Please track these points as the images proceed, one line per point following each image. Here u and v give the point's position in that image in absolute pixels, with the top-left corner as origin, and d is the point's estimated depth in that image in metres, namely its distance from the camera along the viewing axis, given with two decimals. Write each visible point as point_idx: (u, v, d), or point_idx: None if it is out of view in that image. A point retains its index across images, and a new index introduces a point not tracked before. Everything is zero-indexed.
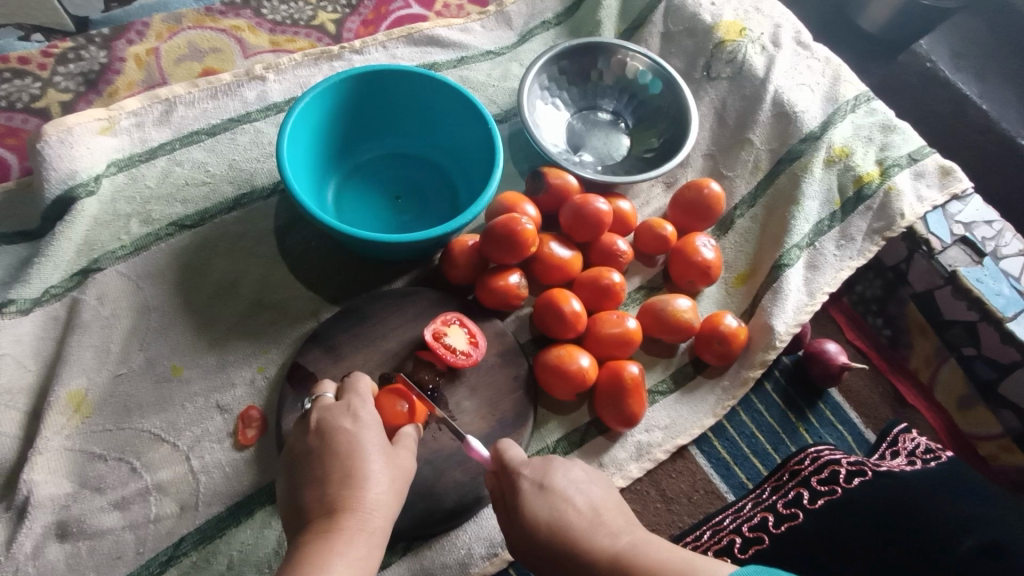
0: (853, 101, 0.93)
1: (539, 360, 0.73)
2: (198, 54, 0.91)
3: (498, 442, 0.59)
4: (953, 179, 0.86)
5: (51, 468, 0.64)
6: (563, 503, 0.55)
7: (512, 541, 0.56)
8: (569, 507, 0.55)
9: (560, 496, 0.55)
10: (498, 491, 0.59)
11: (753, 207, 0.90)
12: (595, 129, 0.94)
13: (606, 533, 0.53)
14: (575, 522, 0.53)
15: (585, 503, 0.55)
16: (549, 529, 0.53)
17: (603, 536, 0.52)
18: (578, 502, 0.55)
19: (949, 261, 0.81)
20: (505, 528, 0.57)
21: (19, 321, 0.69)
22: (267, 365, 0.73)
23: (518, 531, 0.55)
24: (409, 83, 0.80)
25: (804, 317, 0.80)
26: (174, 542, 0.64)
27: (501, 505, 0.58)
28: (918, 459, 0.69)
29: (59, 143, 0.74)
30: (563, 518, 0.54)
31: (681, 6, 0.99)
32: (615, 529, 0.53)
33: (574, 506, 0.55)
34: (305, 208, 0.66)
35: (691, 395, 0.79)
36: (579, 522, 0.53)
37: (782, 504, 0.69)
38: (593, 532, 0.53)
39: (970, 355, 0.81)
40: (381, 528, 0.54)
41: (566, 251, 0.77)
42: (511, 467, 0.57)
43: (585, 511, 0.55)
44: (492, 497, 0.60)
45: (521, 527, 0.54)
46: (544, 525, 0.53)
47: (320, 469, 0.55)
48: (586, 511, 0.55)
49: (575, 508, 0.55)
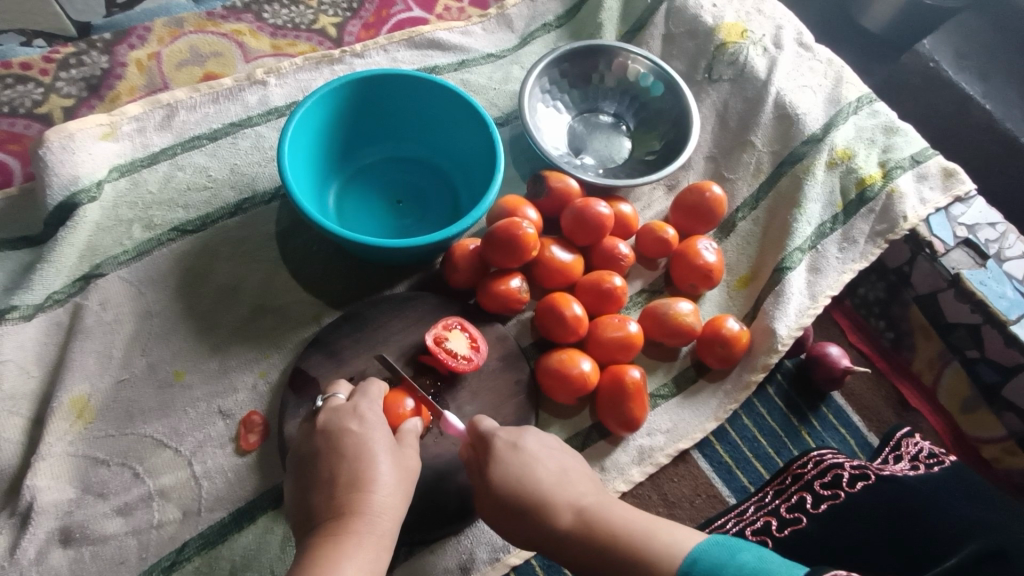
0: (856, 103, 0.92)
1: (540, 365, 0.73)
2: (199, 58, 0.91)
3: (474, 417, 0.63)
4: (955, 181, 0.86)
5: (54, 474, 0.64)
6: (532, 463, 0.59)
7: (480, 495, 0.60)
8: (537, 467, 0.59)
9: (529, 457, 0.59)
10: (472, 455, 0.62)
11: (755, 209, 0.89)
12: (596, 132, 0.94)
13: (572, 490, 0.58)
14: (542, 479, 0.58)
15: (554, 465, 0.60)
16: (517, 485, 0.58)
17: (569, 492, 0.58)
18: (547, 465, 0.59)
19: (952, 264, 0.80)
20: (474, 485, 0.61)
21: (22, 327, 0.69)
22: (269, 370, 0.73)
23: (487, 487, 0.59)
24: (409, 87, 0.80)
25: (806, 320, 0.80)
26: (177, 547, 0.64)
27: (475, 466, 0.61)
28: (921, 464, 0.68)
29: (61, 149, 0.74)
30: (531, 475, 0.58)
31: (683, 8, 0.98)
32: (581, 488, 0.58)
33: (542, 466, 0.59)
34: (306, 214, 0.66)
35: (693, 399, 0.79)
36: (546, 479, 0.58)
37: (785, 508, 0.67)
38: (559, 490, 0.58)
39: (973, 358, 0.80)
40: (390, 530, 0.54)
41: (567, 255, 0.77)
42: (485, 432, 0.60)
43: (553, 471, 0.59)
44: (465, 461, 0.64)
45: (490, 483, 0.59)
46: (514, 481, 0.58)
47: (328, 472, 0.56)
48: (554, 470, 0.59)
49: (543, 468, 0.59)
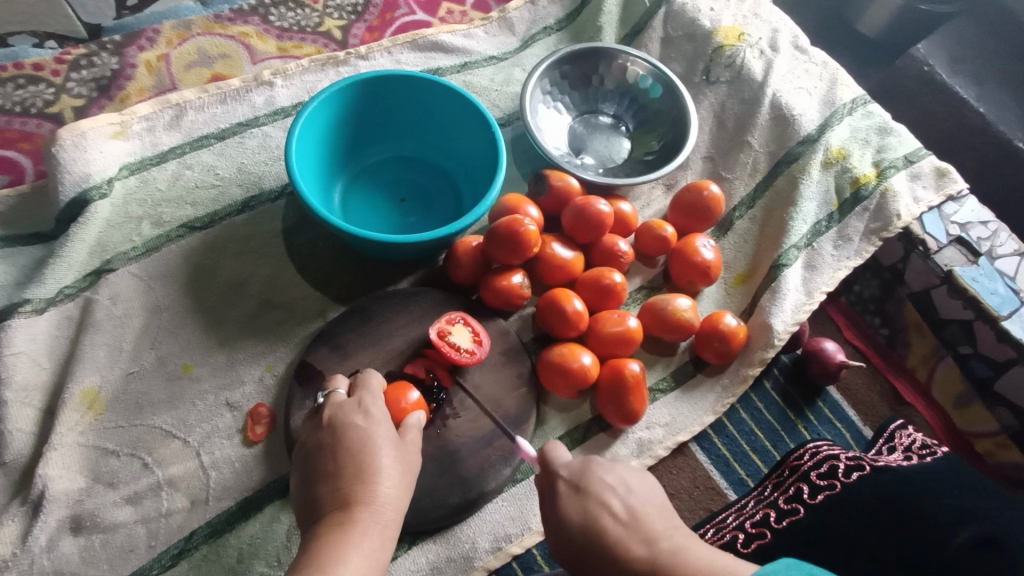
0: (851, 104, 0.94)
1: (541, 359, 0.74)
2: (208, 60, 0.93)
3: (546, 447, 0.60)
4: (948, 181, 0.87)
5: (65, 464, 0.65)
6: (598, 507, 0.54)
7: (556, 540, 0.55)
8: (605, 510, 0.53)
9: (596, 500, 0.54)
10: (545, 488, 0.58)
11: (751, 208, 0.91)
12: (596, 133, 0.96)
13: (640, 539, 0.51)
14: (610, 528, 0.52)
15: (622, 505, 0.54)
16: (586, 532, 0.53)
17: (638, 542, 0.51)
18: (615, 505, 0.54)
19: (945, 261, 0.82)
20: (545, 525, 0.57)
21: (34, 320, 0.70)
22: (276, 363, 0.74)
23: (560, 530, 0.55)
24: (416, 88, 0.82)
25: (802, 316, 0.82)
26: (185, 536, 0.65)
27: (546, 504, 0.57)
28: (915, 454, 0.70)
29: (73, 147, 0.76)
30: (598, 522, 0.53)
31: (681, 11, 1.00)
32: (654, 533, 0.51)
33: (609, 510, 0.53)
34: (312, 209, 0.68)
35: (691, 393, 0.80)
36: (613, 529, 0.52)
37: (783, 500, 0.69)
38: (627, 539, 0.51)
39: (966, 353, 0.82)
40: (394, 521, 0.56)
41: (568, 252, 0.78)
42: (552, 469, 0.57)
43: (622, 514, 0.53)
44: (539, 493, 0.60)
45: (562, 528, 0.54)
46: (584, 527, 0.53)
47: (332, 464, 0.57)
48: (624, 515, 0.53)
49: (611, 513, 0.53)
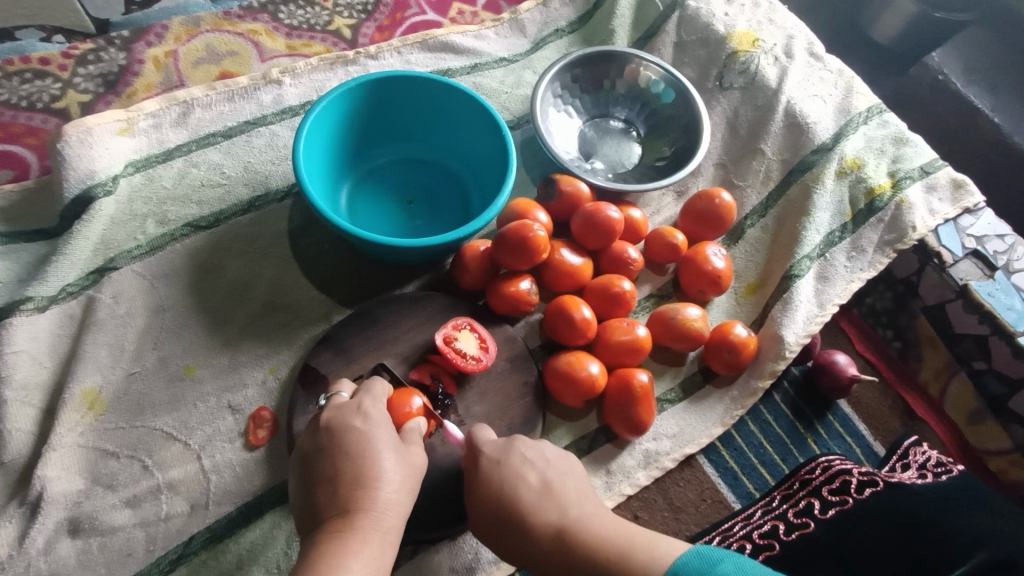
0: (866, 113, 0.93)
1: (548, 367, 0.73)
2: (216, 57, 0.92)
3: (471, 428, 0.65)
4: (965, 193, 0.86)
5: (65, 465, 0.65)
6: (517, 478, 0.60)
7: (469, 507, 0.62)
8: (521, 482, 0.60)
9: (514, 472, 0.60)
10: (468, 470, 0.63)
11: (764, 216, 0.90)
12: (607, 137, 0.95)
13: (554, 507, 0.59)
14: (524, 495, 0.59)
15: (539, 480, 0.61)
16: (500, 501, 0.59)
17: (551, 509, 0.58)
18: (532, 479, 0.60)
19: (961, 274, 0.81)
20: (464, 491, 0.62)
21: (36, 318, 0.70)
22: (279, 366, 0.73)
23: (475, 501, 0.61)
24: (425, 89, 0.81)
25: (814, 328, 0.81)
26: (184, 541, 0.64)
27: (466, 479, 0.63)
28: (930, 472, 0.69)
29: (79, 143, 0.75)
30: (513, 491, 0.59)
31: (695, 16, 0.99)
32: (564, 504, 0.59)
33: (526, 482, 0.60)
34: (319, 211, 0.67)
35: (699, 404, 0.79)
36: (530, 498, 0.59)
37: (793, 513, 0.68)
38: (541, 507, 0.58)
39: (980, 369, 0.80)
40: (395, 527, 0.54)
41: (577, 258, 0.77)
42: (475, 446, 0.62)
43: (537, 485, 0.60)
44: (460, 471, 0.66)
45: (476, 496, 0.61)
46: (496, 493, 0.60)
47: (332, 468, 0.56)
48: (538, 485, 0.60)
49: (528, 484, 0.60)
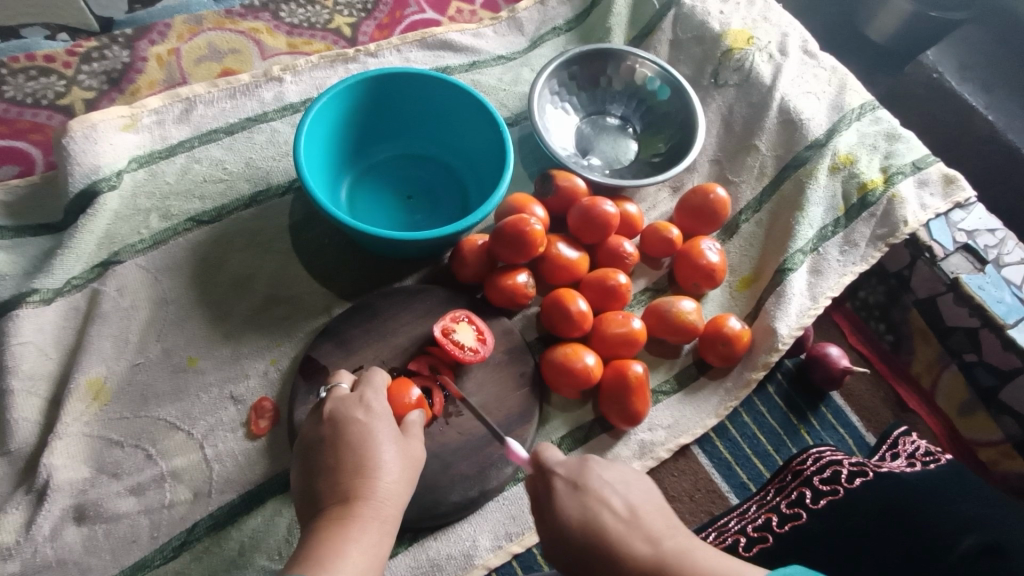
0: (859, 110, 0.94)
1: (544, 358, 0.74)
2: (218, 55, 0.93)
3: (539, 447, 0.56)
4: (956, 188, 0.87)
5: (70, 453, 0.66)
6: (598, 504, 0.52)
7: (546, 540, 0.53)
8: (605, 508, 0.51)
9: (594, 495, 0.52)
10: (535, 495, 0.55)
11: (758, 211, 0.91)
12: (604, 134, 0.96)
13: (644, 537, 0.50)
14: (610, 525, 0.50)
15: (622, 504, 0.52)
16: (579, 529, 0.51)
17: (642, 542, 0.49)
18: (614, 503, 0.52)
19: (952, 268, 0.82)
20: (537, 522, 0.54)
21: (42, 310, 0.71)
22: (280, 358, 0.75)
23: (552, 531, 0.52)
24: (423, 86, 0.82)
25: (807, 321, 0.82)
26: (187, 528, 0.65)
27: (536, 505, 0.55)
28: (918, 461, 0.70)
29: (84, 139, 0.77)
30: (598, 520, 0.51)
31: (691, 14, 1.00)
32: (656, 533, 0.50)
33: (609, 507, 0.51)
34: (320, 205, 0.68)
35: (694, 396, 0.80)
36: (615, 526, 0.50)
37: (785, 504, 0.70)
38: (628, 536, 0.50)
39: (971, 361, 0.82)
40: (393, 516, 0.56)
41: (573, 252, 0.78)
42: (545, 468, 0.54)
43: (623, 512, 0.51)
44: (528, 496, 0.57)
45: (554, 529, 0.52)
46: (574, 521, 0.51)
47: (332, 459, 0.57)
48: (623, 512, 0.51)
49: (611, 508, 0.51)
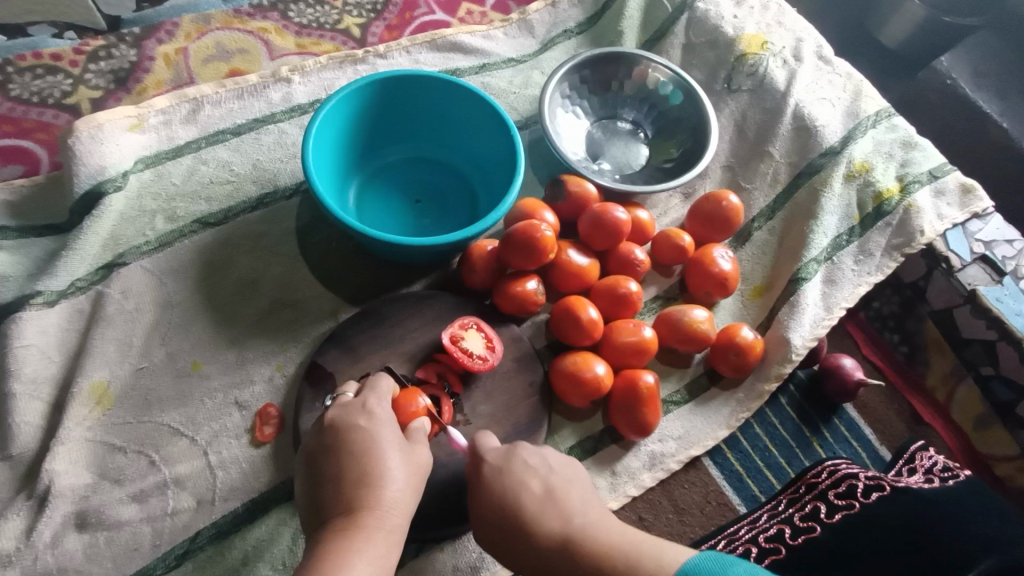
0: (875, 117, 0.93)
1: (554, 367, 0.73)
2: (226, 54, 0.92)
3: (476, 436, 0.63)
4: (973, 198, 0.86)
5: (72, 459, 0.65)
6: (519, 485, 0.58)
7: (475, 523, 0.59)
8: (524, 489, 0.57)
9: (517, 479, 0.58)
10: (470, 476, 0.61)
11: (771, 219, 0.90)
12: (615, 138, 0.95)
13: (558, 514, 0.55)
14: (527, 504, 0.56)
15: (542, 486, 0.58)
16: (503, 508, 0.57)
17: (555, 518, 0.55)
18: (535, 485, 0.58)
19: (969, 279, 0.80)
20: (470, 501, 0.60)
21: (45, 313, 0.70)
22: (286, 363, 0.73)
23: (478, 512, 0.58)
24: (434, 88, 0.81)
25: (821, 331, 0.80)
26: (190, 536, 0.64)
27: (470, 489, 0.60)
28: (936, 477, 0.69)
29: (89, 139, 0.76)
30: (517, 500, 0.57)
31: (704, 18, 0.99)
32: (569, 511, 0.56)
33: (528, 488, 0.57)
34: (328, 209, 0.67)
35: (705, 406, 0.79)
36: (531, 505, 0.56)
37: (799, 517, 0.68)
38: (543, 514, 0.56)
39: (987, 375, 0.80)
40: (399, 526, 0.54)
41: (584, 259, 0.77)
42: (478, 452, 0.60)
43: (540, 493, 0.57)
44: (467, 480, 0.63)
45: (481, 506, 0.58)
46: (500, 504, 0.57)
47: (337, 467, 0.56)
48: (541, 493, 0.57)
49: (530, 490, 0.57)
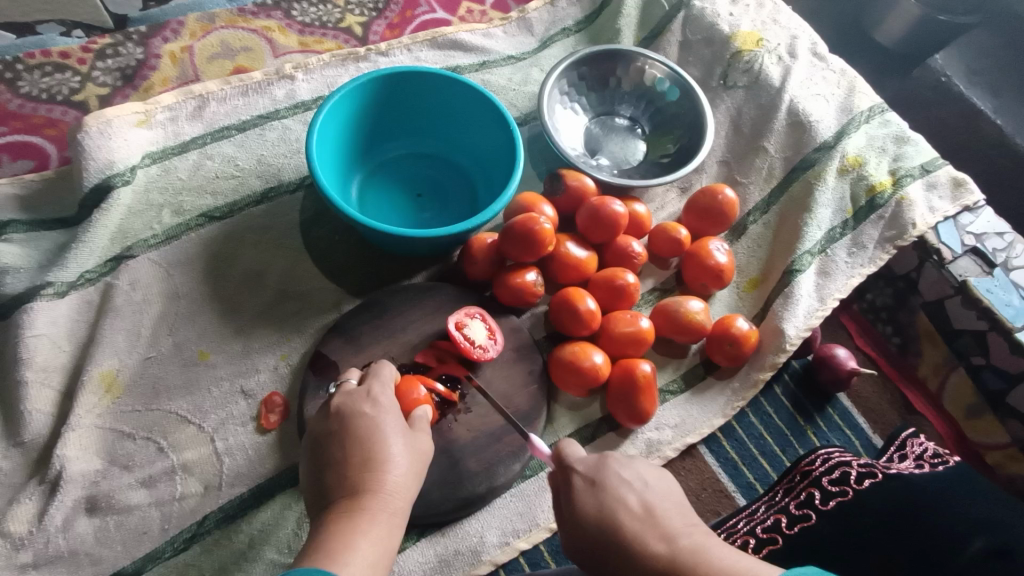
0: (868, 112, 0.94)
1: (552, 356, 0.75)
2: (230, 52, 0.94)
3: (559, 444, 0.59)
4: (965, 192, 0.87)
5: (83, 445, 0.67)
6: (615, 501, 0.53)
7: (567, 531, 0.55)
8: (621, 505, 0.53)
9: (613, 496, 0.54)
10: (556, 488, 0.58)
11: (766, 213, 0.91)
12: (612, 134, 0.97)
13: (660, 534, 0.51)
14: (626, 522, 0.52)
15: (638, 501, 0.54)
16: (599, 523, 0.53)
17: (657, 537, 0.51)
18: (631, 502, 0.53)
19: (960, 271, 0.82)
20: (559, 511, 0.56)
21: (56, 303, 0.72)
22: (290, 353, 0.75)
23: (573, 523, 0.54)
24: (435, 85, 0.82)
25: (815, 322, 0.82)
26: (198, 520, 0.66)
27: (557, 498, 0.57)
28: (926, 462, 0.70)
29: (98, 134, 0.78)
30: (614, 516, 0.53)
31: (700, 16, 1.01)
32: (671, 531, 0.51)
33: (626, 506, 0.53)
34: (332, 202, 0.68)
35: (701, 396, 0.80)
36: (630, 523, 0.52)
37: (794, 506, 0.69)
38: (643, 533, 0.51)
39: (978, 365, 0.82)
40: (402, 509, 0.56)
41: (581, 251, 0.79)
42: (565, 464, 0.57)
43: (638, 510, 0.53)
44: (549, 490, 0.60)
45: (579, 523, 0.54)
46: (596, 518, 0.53)
47: (342, 452, 0.57)
48: (639, 510, 0.53)
49: (627, 507, 0.53)
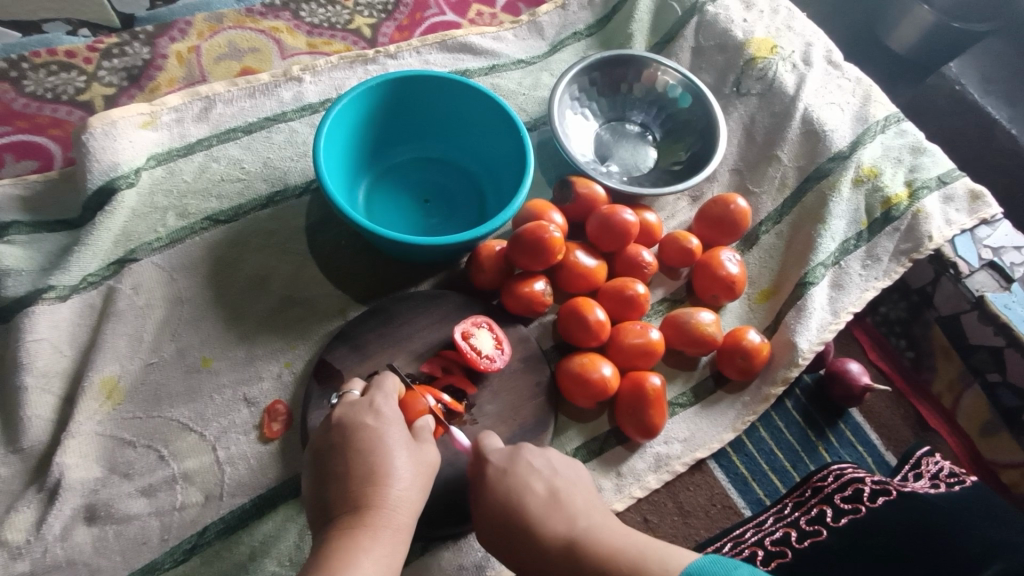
0: (883, 122, 0.93)
1: (560, 367, 0.73)
2: (237, 53, 0.93)
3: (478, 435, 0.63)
4: (982, 204, 0.86)
5: (83, 452, 0.65)
6: (523, 488, 0.58)
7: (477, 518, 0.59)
8: (529, 492, 0.58)
9: (521, 482, 0.58)
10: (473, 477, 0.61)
11: (779, 223, 0.90)
12: (623, 141, 0.95)
13: (563, 517, 0.56)
14: (532, 506, 0.57)
15: (546, 488, 0.58)
16: (507, 508, 0.57)
17: (560, 520, 0.56)
18: (539, 488, 0.58)
19: (976, 285, 0.80)
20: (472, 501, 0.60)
21: (57, 307, 0.71)
22: (294, 360, 0.74)
23: (480, 511, 0.58)
24: (444, 89, 0.81)
25: (828, 336, 0.80)
26: (198, 531, 0.65)
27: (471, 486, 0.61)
28: (942, 482, 0.69)
29: (103, 135, 0.76)
30: (522, 502, 0.57)
31: (713, 21, 0.99)
32: (574, 513, 0.56)
33: (533, 490, 0.58)
34: (338, 208, 0.67)
35: (711, 409, 0.79)
36: (535, 507, 0.56)
37: (805, 521, 0.68)
38: (548, 517, 0.56)
39: (993, 382, 0.80)
40: (406, 525, 0.55)
41: (591, 260, 0.77)
42: (483, 453, 0.60)
43: (544, 496, 0.58)
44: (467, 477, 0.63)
45: (482, 507, 0.58)
46: (505, 507, 0.57)
47: (344, 466, 0.56)
48: (545, 495, 0.58)
49: (535, 492, 0.58)
